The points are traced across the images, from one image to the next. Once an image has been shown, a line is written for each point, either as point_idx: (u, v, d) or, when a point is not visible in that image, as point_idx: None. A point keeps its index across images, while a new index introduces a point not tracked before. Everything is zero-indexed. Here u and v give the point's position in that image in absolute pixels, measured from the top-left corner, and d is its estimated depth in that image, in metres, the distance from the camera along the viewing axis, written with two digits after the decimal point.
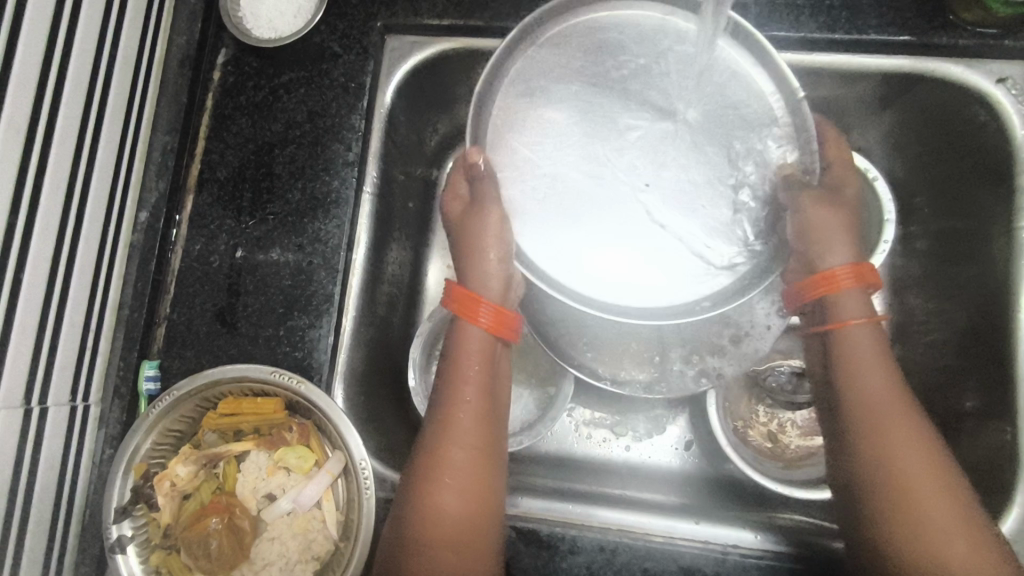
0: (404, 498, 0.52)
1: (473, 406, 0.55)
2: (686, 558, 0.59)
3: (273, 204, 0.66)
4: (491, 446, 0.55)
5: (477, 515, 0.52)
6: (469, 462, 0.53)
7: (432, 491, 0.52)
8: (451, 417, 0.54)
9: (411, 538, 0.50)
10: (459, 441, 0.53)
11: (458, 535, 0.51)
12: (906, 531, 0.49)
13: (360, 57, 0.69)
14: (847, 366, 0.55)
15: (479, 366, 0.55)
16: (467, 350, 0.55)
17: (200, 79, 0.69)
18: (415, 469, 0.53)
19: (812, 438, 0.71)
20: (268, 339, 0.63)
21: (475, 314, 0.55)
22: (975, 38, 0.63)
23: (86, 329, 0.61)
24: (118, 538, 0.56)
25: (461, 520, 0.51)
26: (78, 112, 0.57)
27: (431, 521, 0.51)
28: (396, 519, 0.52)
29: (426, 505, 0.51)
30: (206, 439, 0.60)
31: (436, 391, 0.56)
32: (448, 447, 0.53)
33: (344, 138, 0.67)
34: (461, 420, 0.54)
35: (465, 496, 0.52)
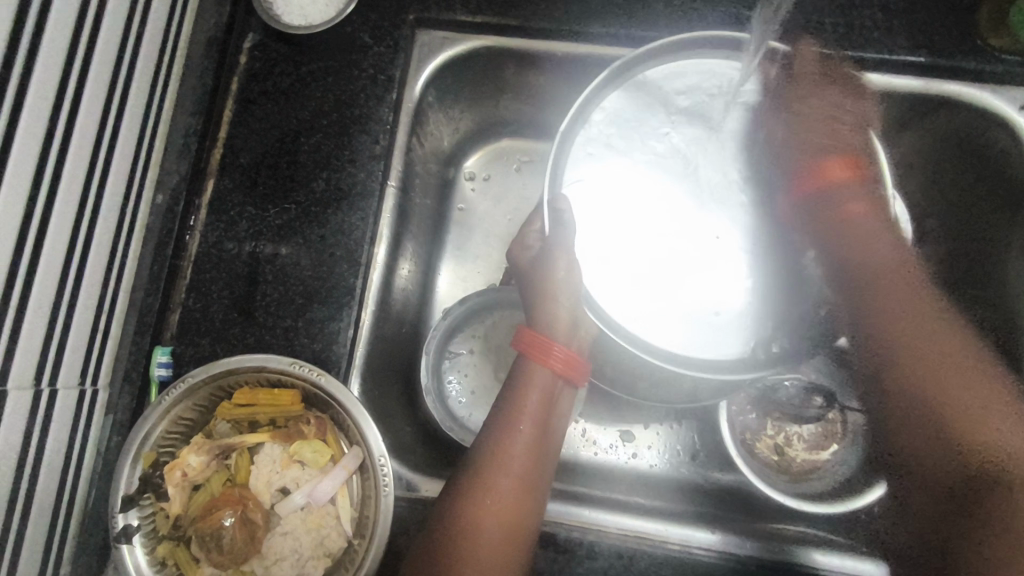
0: (446, 506, 0.52)
1: (529, 432, 0.55)
2: (704, 566, 0.60)
3: (296, 193, 0.65)
4: (535, 475, 0.55)
5: (511, 532, 0.52)
6: (513, 491, 0.53)
7: (477, 502, 0.52)
8: (504, 445, 0.54)
9: (449, 546, 0.50)
10: (510, 471, 0.53)
11: (492, 549, 0.51)
12: (950, 404, 0.45)
13: (391, 50, 0.68)
14: (850, 236, 0.54)
15: (539, 402, 0.56)
16: (531, 379, 0.56)
17: (227, 62, 0.68)
18: (462, 481, 0.53)
19: (820, 453, 0.72)
20: (286, 330, 0.62)
21: (545, 358, 0.56)
22: (1001, 66, 0.64)
23: (99, 311, 0.59)
24: (125, 528, 0.54)
25: (494, 549, 0.51)
26: (103, 88, 0.55)
27: (471, 532, 0.51)
28: (438, 525, 0.52)
29: (469, 517, 0.51)
30: (219, 428, 0.59)
31: (493, 412, 0.57)
32: (497, 475, 0.53)
33: (372, 130, 0.66)
34: (514, 447, 0.54)
35: (507, 513, 0.52)
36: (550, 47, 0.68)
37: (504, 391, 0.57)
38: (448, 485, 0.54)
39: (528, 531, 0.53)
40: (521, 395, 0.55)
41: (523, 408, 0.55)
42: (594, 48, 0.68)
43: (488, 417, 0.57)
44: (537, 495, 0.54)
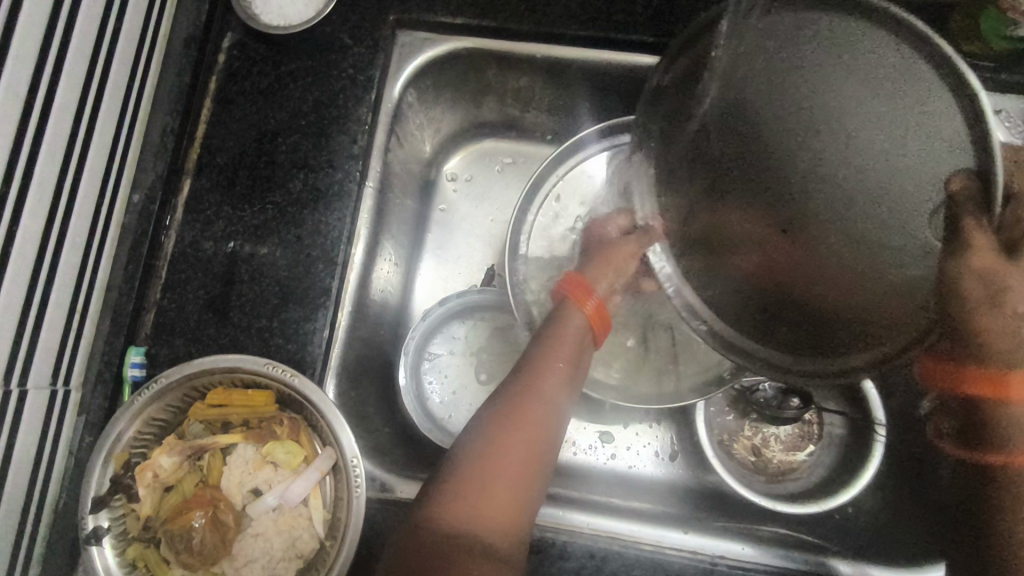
0: (471, 438, 0.50)
1: (560, 377, 0.54)
2: (675, 568, 0.59)
3: (273, 193, 0.65)
4: (560, 418, 0.53)
5: (531, 475, 0.50)
6: (541, 427, 0.51)
7: (505, 436, 0.50)
8: (538, 381, 0.53)
9: (469, 476, 0.48)
10: (541, 406, 0.52)
11: (512, 485, 0.48)
12: None
13: (370, 50, 0.68)
14: None
15: (573, 345, 0.55)
16: (568, 327, 0.56)
17: (204, 62, 0.68)
18: (490, 416, 0.51)
19: (795, 453, 0.74)
20: (261, 330, 0.62)
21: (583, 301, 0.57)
22: (975, 72, 0.64)
23: (71, 310, 0.59)
24: (94, 529, 0.54)
25: (514, 483, 0.48)
26: (77, 86, 0.55)
27: (494, 464, 0.48)
28: (460, 454, 0.50)
29: (494, 449, 0.49)
30: (192, 429, 0.58)
31: (526, 353, 0.56)
32: (530, 407, 0.51)
33: (350, 131, 0.66)
34: (548, 384, 0.53)
35: (531, 453, 0.50)
36: (529, 49, 0.69)
37: (540, 335, 0.56)
38: (472, 421, 0.53)
39: (543, 478, 0.51)
40: (558, 339, 0.55)
41: (558, 352, 0.54)
42: (572, 50, 0.68)
43: (520, 358, 0.56)
44: (557, 443, 0.52)
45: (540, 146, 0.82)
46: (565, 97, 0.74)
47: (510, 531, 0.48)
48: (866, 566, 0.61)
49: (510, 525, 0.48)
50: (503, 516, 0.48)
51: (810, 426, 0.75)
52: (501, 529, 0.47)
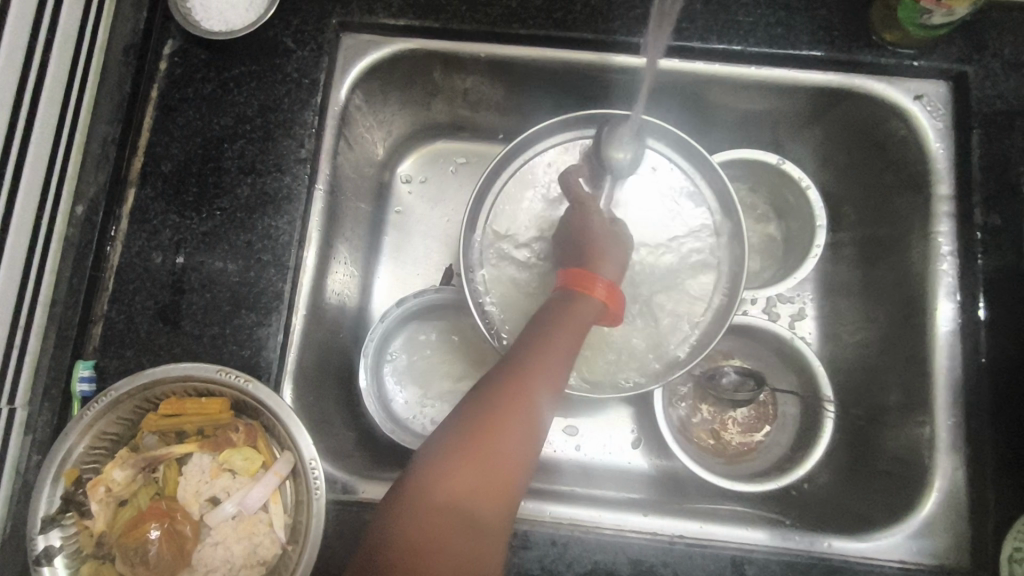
0: (469, 412, 0.49)
1: (562, 360, 0.55)
2: (635, 550, 0.60)
3: (220, 199, 0.64)
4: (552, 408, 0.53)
5: (524, 458, 0.49)
6: (535, 416, 0.50)
7: (504, 411, 0.49)
8: (535, 368, 0.53)
9: (467, 449, 0.47)
10: (538, 394, 0.51)
11: (508, 461, 0.48)
12: None
13: (314, 54, 0.68)
14: None
15: (572, 333, 0.56)
16: (575, 310, 0.58)
17: (145, 70, 0.67)
18: (490, 390, 0.51)
19: (752, 434, 0.77)
20: (214, 337, 0.61)
21: (591, 286, 0.60)
22: (896, 58, 0.67)
23: (13, 326, 0.57)
24: (45, 549, 0.53)
25: (502, 471, 0.47)
26: (7, 95, 0.54)
27: (491, 438, 0.48)
28: (455, 427, 0.49)
29: (495, 422, 0.48)
30: (146, 441, 0.57)
31: (525, 339, 0.56)
32: (527, 394, 0.51)
33: (296, 134, 0.66)
34: (544, 371, 0.53)
35: (529, 431, 0.50)
36: (472, 49, 0.70)
37: (541, 319, 0.57)
38: (468, 396, 0.52)
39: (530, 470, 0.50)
40: (563, 323, 0.56)
41: (562, 336, 0.55)
42: (516, 49, 0.69)
43: (519, 340, 0.57)
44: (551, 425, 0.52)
45: (492, 145, 0.83)
46: (512, 96, 0.76)
47: (498, 509, 0.47)
48: (820, 537, 0.61)
49: (496, 507, 0.47)
50: (495, 492, 0.47)
51: (766, 408, 0.77)
52: (492, 506, 0.46)
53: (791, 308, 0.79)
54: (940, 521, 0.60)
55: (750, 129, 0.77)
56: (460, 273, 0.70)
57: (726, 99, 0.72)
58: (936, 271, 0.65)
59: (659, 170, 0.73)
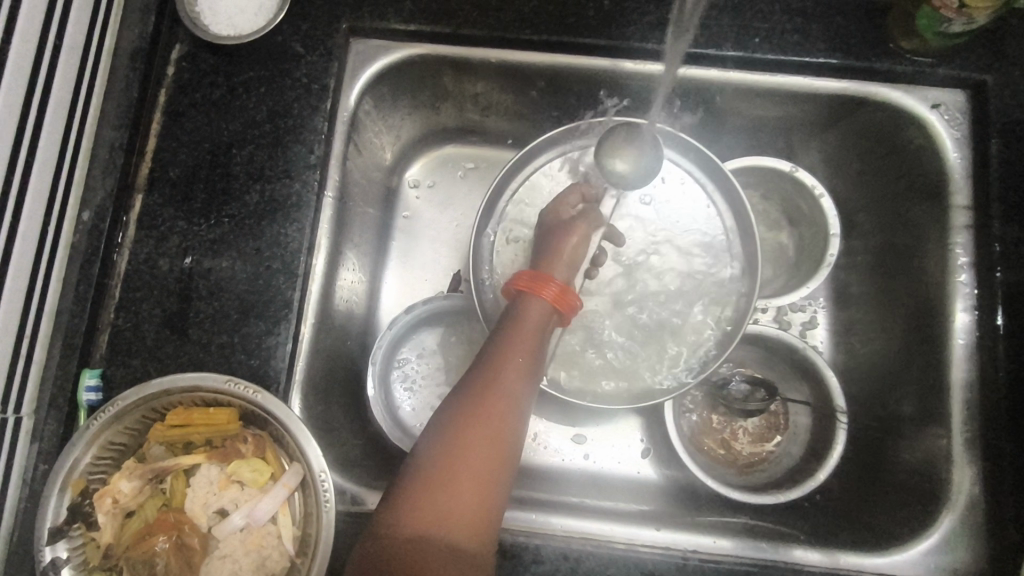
0: (428, 447, 0.48)
1: (523, 371, 0.53)
2: (647, 564, 0.60)
3: (229, 206, 0.64)
4: (518, 418, 0.51)
5: (491, 478, 0.48)
6: (495, 432, 0.49)
7: (461, 434, 0.48)
8: (491, 383, 0.51)
9: (426, 487, 0.46)
10: (495, 411, 0.50)
11: (474, 490, 0.47)
12: None
13: (324, 59, 0.67)
14: None
15: (528, 340, 0.54)
16: (528, 318, 0.56)
17: (153, 74, 0.67)
18: (445, 422, 0.50)
19: (762, 444, 0.76)
20: (222, 346, 0.60)
21: (542, 288, 0.57)
22: (913, 66, 0.66)
23: (19, 335, 0.57)
24: (52, 561, 0.52)
25: (467, 497, 0.46)
26: (15, 102, 0.53)
27: (452, 470, 0.47)
28: (416, 460, 0.48)
29: (452, 454, 0.47)
30: (153, 451, 0.57)
31: (484, 354, 0.54)
32: (483, 412, 0.49)
33: (306, 140, 0.65)
34: (502, 384, 0.51)
35: (492, 454, 0.48)
36: (483, 55, 0.69)
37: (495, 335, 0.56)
38: (427, 429, 0.51)
39: (503, 487, 0.48)
40: (516, 332, 0.55)
41: (516, 348, 0.54)
42: (528, 55, 0.69)
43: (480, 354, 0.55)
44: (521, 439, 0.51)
45: (501, 150, 0.82)
46: (522, 101, 0.75)
47: (477, 536, 0.46)
48: (834, 553, 0.61)
49: (474, 533, 0.46)
50: (466, 522, 0.46)
51: (776, 417, 0.77)
52: (467, 535, 0.45)
53: (803, 317, 0.78)
54: (956, 537, 0.60)
55: (763, 136, 0.76)
56: (470, 281, 0.69)
57: (740, 106, 0.71)
58: (953, 284, 0.64)
59: (671, 178, 0.73)
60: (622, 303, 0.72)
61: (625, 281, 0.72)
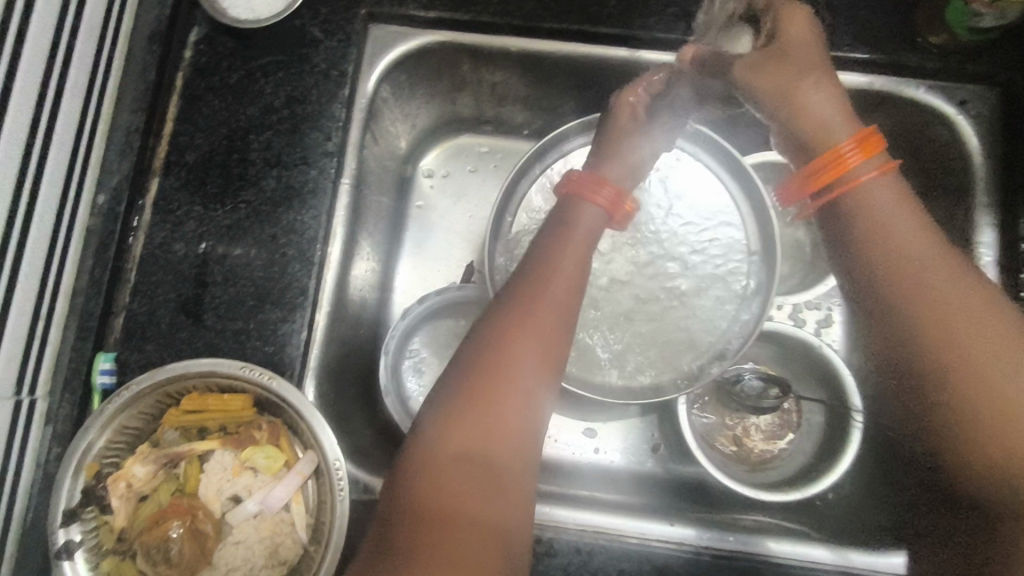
0: (466, 361, 0.48)
1: (564, 290, 0.52)
2: (659, 557, 0.59)
3: (246, 191, 0.63)
4: (562, 333, 0.50)
5: (531, 397, 0.47)
6: (537, 349, 0.49)
7: (503, 350, 0.48)
8: (534, 299, 0.51)
9: (465, 403, 0.46)
10: (537, 327, 0.49)
11: (514, 406, 0.47)
12: None
13: (342, 44, 0.67)
14: None
15: (572, 261, 0.54)
16: (568, 240, 0.55)
17: (170, 57, 0.66)
18: (479, 340, 0.49)
19: (776, 441, 0.75)
20: (236, 332, 0.60)
21: (594, 195, 0.59)
22: (941, 61, 0.65)
23: (35, 318, 0.57)
24: (65, 544, 0.52)
25: (507, 413, 0.46)
26: (34, 84, 0.53)
27: (487, 388, 0.47)
28: (458, 372, 0.48)
29: (493, 368, 0.47)
30: (167, 436, 0.57)
31: (526, 267, 0.54)
32: (524, 329, 0.49)
33: (323, 127, 0.65)
34: (543, 301, 0.51)
35: (532, 370, 0.48)
36: (503, 44, 0.68)
37: (535, 254, 0.55)
38: (466, 345, 0.50)
39: (545, 404, 0.48)
40: (558, 251, 0.54)
41: (556, 267, 0.53)
42: (548, 45, 0.68)
43: (519, 268, 0.55)
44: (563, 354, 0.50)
45: (517, 140, 0.81)
46: (541, 92, 0.74)
47: (513, 454, 0.46)
48: (847, 552, 0.62)
49: (510, 452, 0.46)
50: (504, 439, 0.46)
51: (790, 415, 0.76)
52: (503, 453, 0.46)
53: (818, 314, 0.77)
54: None
55: None
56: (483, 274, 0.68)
57: None
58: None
59: (689, 171, 0.72)
60: (637, 298, 0.71)
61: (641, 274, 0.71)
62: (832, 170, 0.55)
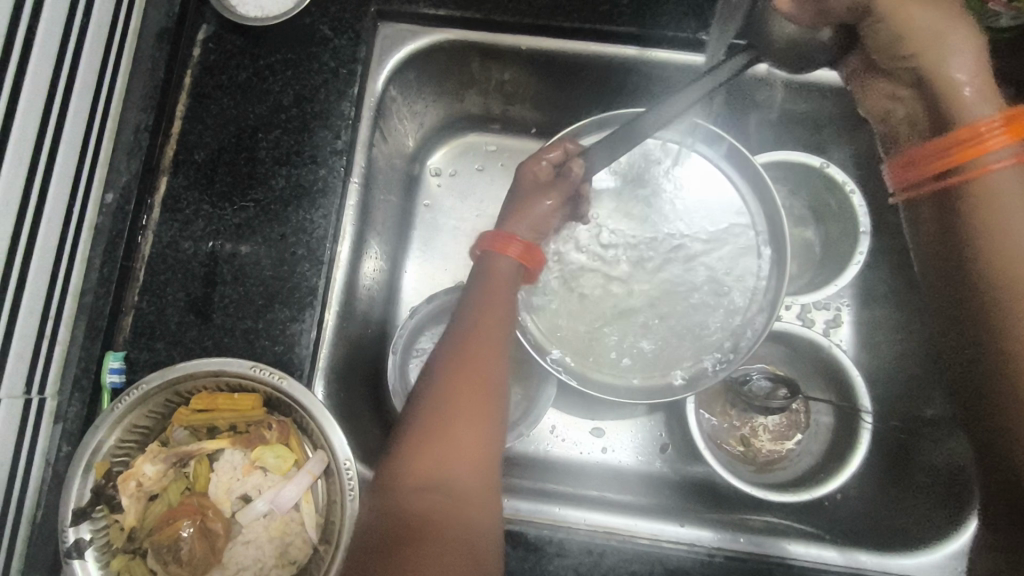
0: (420, 399, 0.52)
1: (496, 329, 0.56)
2: (672, 560, 0.59)
3: (254, 190, 0.63)
4: (502, 358, 0.55)
5: (484, 417, 0.51)
6: (482, 373, 0.53)
7: (454, 378, 0.52)
8: (472, 332, 0.55)
9: (424, 433, 0.50)
10: (482, 354, 0.54)
11: (470, 427, 0.50)
12: None
13: (352, 43, 0.66)
14: None
15: (497, 293, 0.58)
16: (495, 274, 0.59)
17: (178, 54, 0.66)
18: (431, 377, 0.53)
19: (784, 442, 0.75)
20: (245, 331, 0.60)
21: (506, 247, 0.61)
22: None
23: (44, 316, 0.56)
24: (76, 542, 0.52)
25: (464, 433, 0.50)
26: (43, 81, 0.52)
27: (442, 416, 0.50)
28: (414, 410, 0.52)
29: (444, 398, 0.51)
30: (176, 435, 0.56)
31: (460, 308, 0.58)
32: (470, 357, 0.53)
33: (333, 125, 0.64)
34: (482, 332, 0.55)
35: (483, 392, 0.52)
36: (513, 42, 0.68)
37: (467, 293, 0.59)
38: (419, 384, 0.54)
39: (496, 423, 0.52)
40: (490, 286, 0.58)
41: (492, 304, 0.57)
42: (559, 43, 0.68)
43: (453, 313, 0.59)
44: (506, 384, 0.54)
45: (524, 139, 0.81)
46: (550, 91, 0.74)
47: (474, 470, 0.49)
48: (859, 553, 0.61)
49: (471, 469, 0.49)
50: (465, 458, 0.49)
51: (798, 415, 0.76)
52: (466, 470, 0.49)
53: (827, 314, 0.77)
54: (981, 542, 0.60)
55: (794, 129, 0.74)
56: None
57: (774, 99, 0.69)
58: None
59: (699, 171, 0.72)
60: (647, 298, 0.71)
61: (650, 275, 0.71)
62: (962, 152, 0.46)
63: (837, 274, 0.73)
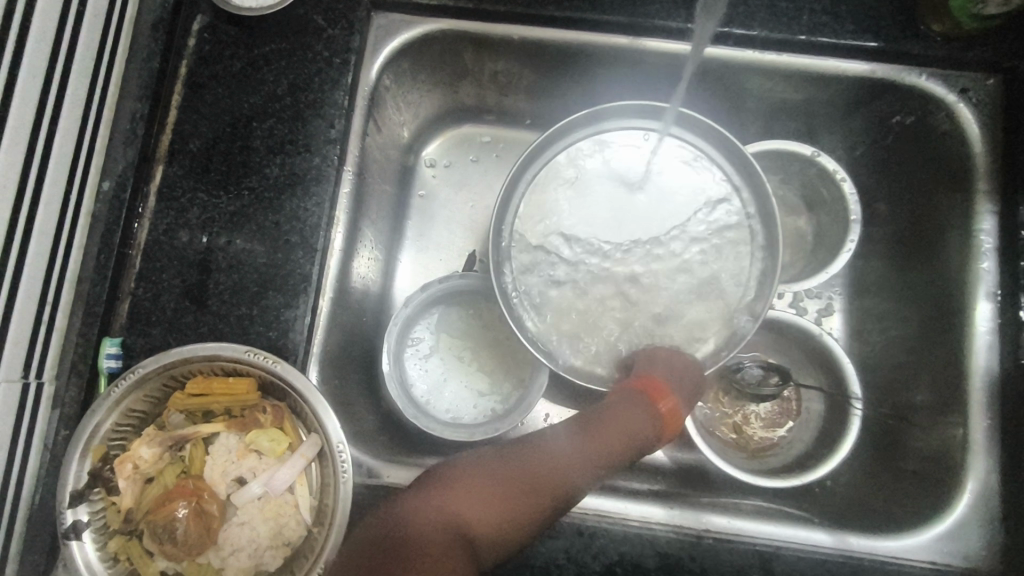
0: (498, 451, 0.52)
1: (606, 444, 0.54)
2: (661, 542, 0.60)
3: (248, 178, 0.64)
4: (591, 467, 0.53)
5: (537, 502, 0.49)
6: (563, 463, 0.52)
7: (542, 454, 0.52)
8: (586, 427, 0.55)
9: (477, 481, 0.49)
10: (577, 447, 0.53)
11: (521, 495, 0.49)
12: None
13: (345, 32, 0.67)
14: None
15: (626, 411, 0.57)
16: (631, 407, 0.57)
17: (174, 44, 0.67)
18: (523, 442, 0.53)
19: (775, 429, 0.76)
20: (240, 318, 0.61)
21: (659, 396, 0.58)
22: (943, 49, 0.65)
23: (41, 302, 0.57)
24: (74, 524, 0.53)
25: (513, 494, 0.48)
26: (41, 68, 0.53)
27: (509, 474, 0.49)
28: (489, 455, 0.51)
29: (519, 461, 0.51)
30: (172, 420, 0.57)
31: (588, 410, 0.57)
32: (564, 449, 0.52)
33: (326, 114, 0.65)
34: (593, 433, 0.54)
35: (552, 481, 0.51)
36: (505, 32, 0.69)
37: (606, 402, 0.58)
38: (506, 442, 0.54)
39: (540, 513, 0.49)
40: (619, 406, 0.57)
41: (617, 421, 0.55)
42: (551, 33, 0.68)
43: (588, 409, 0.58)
44: (575, 491, 0.52)
45: (518, 130, 0.82)
46: (543, 81, 0.74)
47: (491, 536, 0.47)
48: (845, 535, 0.61)
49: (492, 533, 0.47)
50: (494, 520, 0.47)
51: (789, 402, 0.76)
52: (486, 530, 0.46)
53: (819, 303, 0.77)
54: (967, 524, 0.60)
55: (785, 119, 0.75)
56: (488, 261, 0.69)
57: (764, 89, 0.70)
58: (972, 268, 0.64)
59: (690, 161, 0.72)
60: None
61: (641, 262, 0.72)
62: None
63: (829, 262, 0.73)
